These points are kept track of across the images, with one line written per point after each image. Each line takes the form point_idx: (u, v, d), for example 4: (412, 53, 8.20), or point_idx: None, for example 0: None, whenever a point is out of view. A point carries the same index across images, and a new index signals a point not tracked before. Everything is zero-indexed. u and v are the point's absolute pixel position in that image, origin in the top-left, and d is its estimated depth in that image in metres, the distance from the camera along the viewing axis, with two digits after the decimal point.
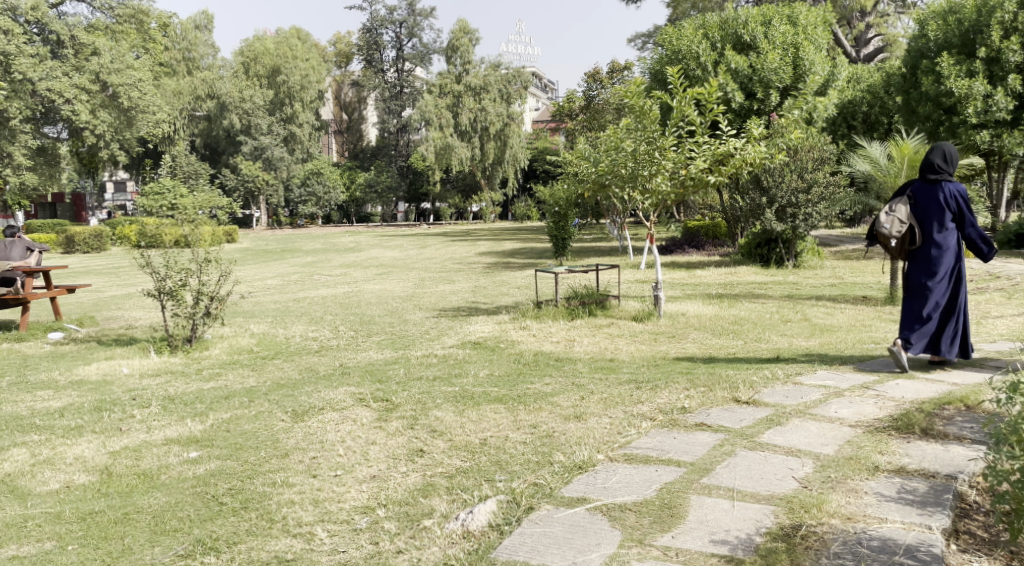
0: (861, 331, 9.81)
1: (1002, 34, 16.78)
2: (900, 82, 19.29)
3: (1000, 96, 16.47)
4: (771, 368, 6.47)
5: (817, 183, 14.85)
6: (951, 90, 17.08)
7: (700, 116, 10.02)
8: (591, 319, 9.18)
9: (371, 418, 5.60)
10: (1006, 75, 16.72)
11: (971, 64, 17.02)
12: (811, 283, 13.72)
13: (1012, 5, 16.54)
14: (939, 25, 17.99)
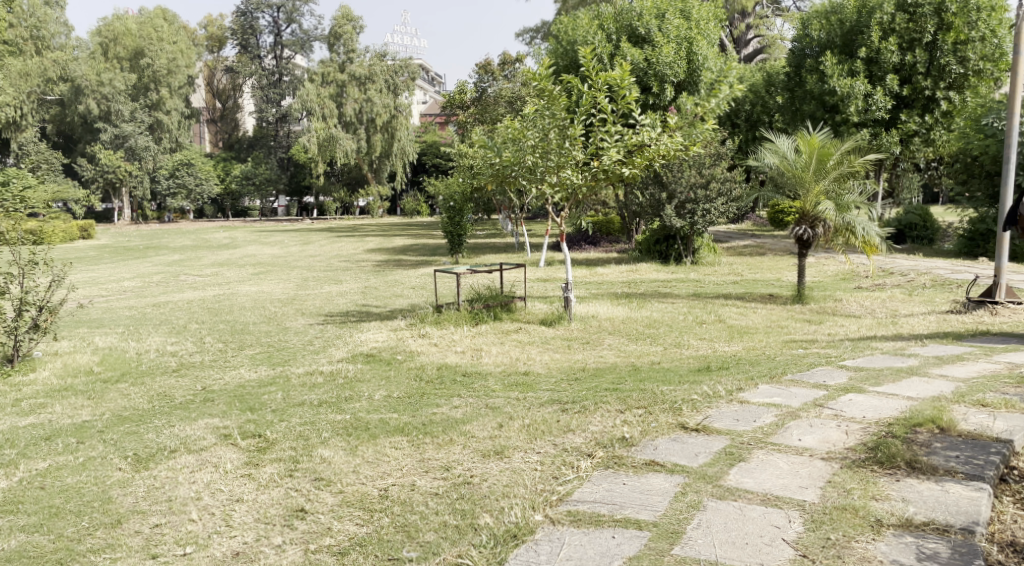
0: (779, 332, 9.26)
1: (881, 35, 17.91)
2: (786, 82, 20.89)
3: (878, 95, 17.66)
4: (710, 384, 5.93)
5: (715, 178, 14.37)
6: (835, 88, 18.09)
7: (611, 103, 9.17)
8: (496, 324, 8.31)
9: (237, 462, 4.71)
10: (884, 75, 17.93)
11: (852, 65, 18.15)
12: (714, 280, 13.17)
13: (889, 7, 17.76)
14: (823, 24, 19.36)
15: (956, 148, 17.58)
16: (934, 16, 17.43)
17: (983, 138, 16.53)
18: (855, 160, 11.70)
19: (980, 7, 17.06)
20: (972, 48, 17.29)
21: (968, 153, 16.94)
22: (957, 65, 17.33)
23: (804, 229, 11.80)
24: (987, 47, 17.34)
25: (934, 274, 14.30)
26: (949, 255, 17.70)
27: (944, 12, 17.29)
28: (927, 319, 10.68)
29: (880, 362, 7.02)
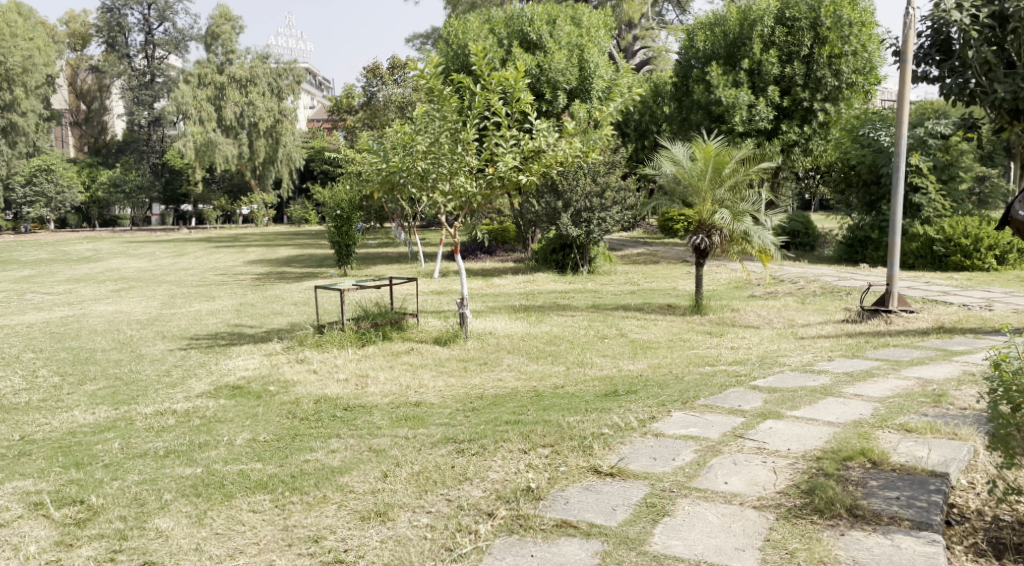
0: (683, 345, 8.77)
1: (762, 47, 18.85)
2: (672, 91, 21.54)
3: (762, 107, 18.55)
4: (618, 414, 5.35)
5: (609, 187, 13.98)
6: (720, 98, 18.93)
7: (504, 106, 8.56)
8: (385, 345, 7.59)
9: (48, 541, 3.91)
10: (765, 87, 18.83)
11: (735, 76, 19.02)
12: (610, 290, 12.63)
13: (770, 20, 18.66)
14: (708, 36, 20.16)
15: (833, 157, 18.77)
16: (810, 30, 18.39)
17: (860, 149, 17.60)
18: (749, 166, 11.41)
19: (852, 22, 18.02)
20: (846, 61, 18.21)
21: (845, 161, 18.09)
22: (833, 78, 18.26)
23: (700, 238, 11.39)
24: (860, 61, 18.29)
25: (823, 281, 14.23)
26: (829, 261, 18.61)
27: (819, 27, 18.17)
28: (824, 328, 10.41)
29: (793, 382, 6.51)
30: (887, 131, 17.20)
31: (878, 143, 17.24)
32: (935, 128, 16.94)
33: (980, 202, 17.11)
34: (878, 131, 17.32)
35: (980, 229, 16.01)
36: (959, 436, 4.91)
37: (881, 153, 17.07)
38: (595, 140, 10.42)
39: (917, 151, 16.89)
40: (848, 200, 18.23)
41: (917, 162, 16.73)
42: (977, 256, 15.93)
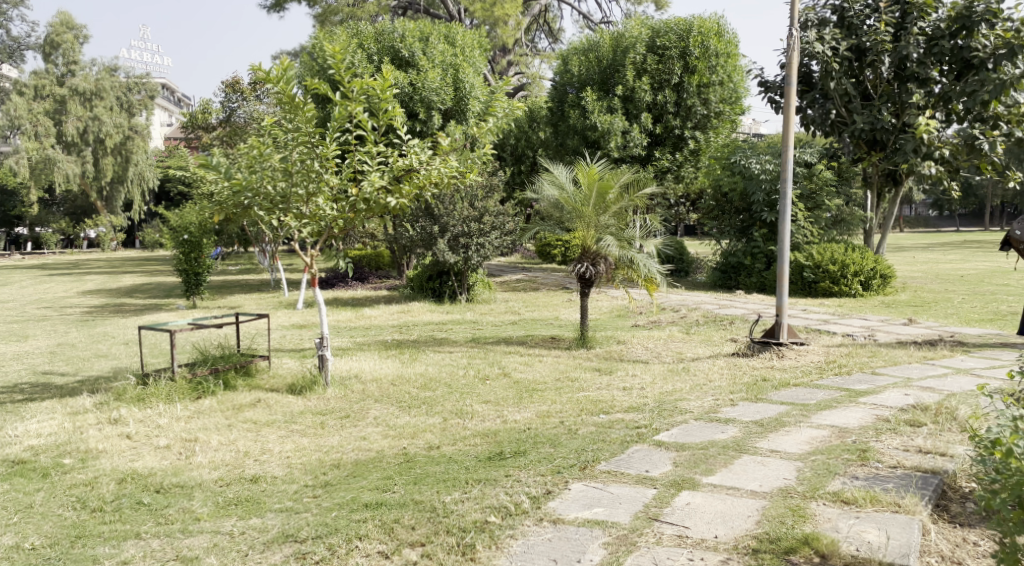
0: (573, 387, 7.77)
1: (635, 73, 18.54)
2: (547, 116, 20.83)
3: (635, 133, 18.16)
4: (502, 495, 4.43)
5: (487, 212, 13.09)
6: (595, 124, 18.36)
7: (370, 118, 7.52)
8: (225, 397, 6.36)
9: None
10: (639, 113, 18.52)
11: (609, 102, 18.55)
12: (491, 320, 11.56)
13: (642, 47, 18.44)
14: (582, 61, 19.65)
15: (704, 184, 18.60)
16: (680, 59, 18.36)
17: (731, 176, 17.32)
18: (634, 190, 10.55)
19: (718, 53, 18.24)
20: (714, 91, 18.40)
21: (715, 188, 17.88)
22: (702, 106, 18.41)
23: (585, 266, 10.47)
24: (726, 91, 18.53)
25: (705, 310, 13.69)
26: (704, 286, 18.28)
27: (688, 56, 18.27)
28: (716, 363, 9.59)
29: (700, 435, 5.72)
30: (757, 159, 16.91)
31: (748, 170, 16.93)
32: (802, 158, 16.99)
33: (842, 226, 17.49)
34: (748, 159, 17.01)
35: (847, 256, 16.34)
36: (904, 509, 4.37)
37: (751, 180, 16.85)
38: (465, 156, 9.44)
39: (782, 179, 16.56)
40: (720, 227, 17.92)
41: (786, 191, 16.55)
42: (844, 281, 16.22)
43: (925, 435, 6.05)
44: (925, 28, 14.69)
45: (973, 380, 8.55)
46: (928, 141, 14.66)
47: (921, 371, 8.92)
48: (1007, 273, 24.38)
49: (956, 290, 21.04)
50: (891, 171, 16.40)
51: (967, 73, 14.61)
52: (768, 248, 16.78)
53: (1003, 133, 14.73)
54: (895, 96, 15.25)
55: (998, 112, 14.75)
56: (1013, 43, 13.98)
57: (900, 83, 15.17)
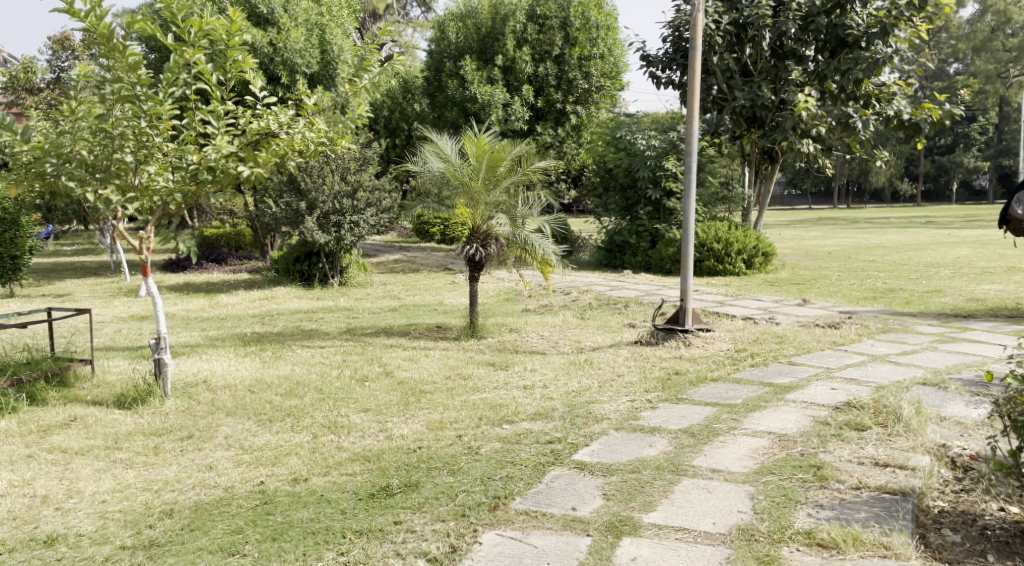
0: (465, 388, 6.68)
1: (515, 43, 17.49)
2: (423, 85, 19.50)
3: (517, 106, 17.18)
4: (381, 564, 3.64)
5: (362, 187, 11.84)
6: (474, 95, 17.26)
7: (214, 69, 6.19)
8: (27, 417, 5.12)
9: None
10: (520, 86, 17.56)
11: (489, 72, 17.46)
12: (367, 307, 10.33)
13: (523, 15, 17.41)
14: (459, 28, 18.36)
15: (586, 161, 17.84)
16: (560, 30, 17.55)
17: (616, 152, 16.70)
18: (527, 164, 9.38)
19: (599, 25, 17.57)
20: (595, 64, 17.72)
21: (597, 163, 17.05)
22: (583, 80, 17.69)
23: (475, 248, 9.23)
24: (606, 65, 17.90)
25: (596, 291, 12.84)
26: (587, 265, 17.53)
27: (569, 27, 17.46)
28: (620, 352, 8.61)
29: (626, 452, 4.82)
30: (642, 134, 16.39)
31: (633, 146, 16.40)
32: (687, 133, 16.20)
33: (723, 204, 17.17)
34: (633, 134, 16.52)
35: (731, 233, 16.11)
36: (892, 551, 3.71)
37: (636, 157, 16.24)
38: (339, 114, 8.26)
39: (670, 155, 15.96)
40: (603, 203, 17.07)
41: (670, 165, 15.81)
42: (727, 259, 16.00)
43: (874, 442, 5.29)
44: (801, 4, 14.33)
45: (895, 369, 7.92)
46: (807, 118, 14.36)
47: (839, 359, 8.24)
48: (870, 249, 24.80)
49: (831, 266, 21.07)
50: (770, 148, 15.89)
51: (840, 51, 14.26)
52: (653, 226, 16.12)
53: (875, 111, 14.58)
54: (773, 72, 15.07)
55: (870, 91, 14.56)
56: (885, 21, 13.65)
57: (778, 60, 15.03)
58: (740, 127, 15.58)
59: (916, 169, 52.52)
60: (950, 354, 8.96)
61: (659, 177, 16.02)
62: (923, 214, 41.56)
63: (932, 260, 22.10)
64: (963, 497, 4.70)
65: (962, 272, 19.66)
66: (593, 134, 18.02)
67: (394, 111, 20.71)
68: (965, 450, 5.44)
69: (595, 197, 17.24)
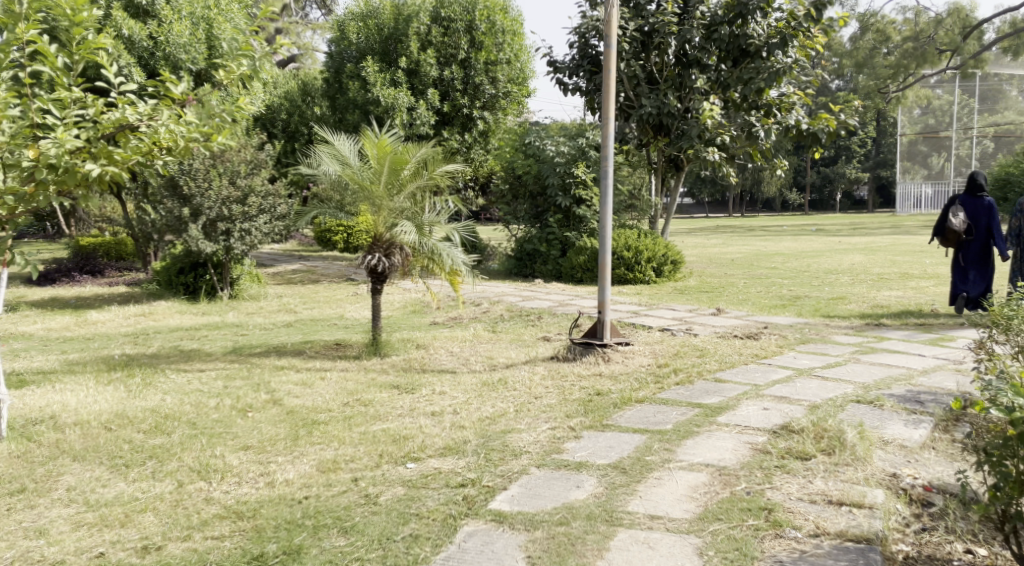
0: (366, 416, 5.89)
1: (419, 45, 16.80)
2: (323, 88, 18.49)
3: (422, 109, 16.44)
4: None
5: (253, 192, 10.89)
6: (377, 98, 16.40)
7: (56, 52, 5.37)
8: None
9: None
10: (425, 89, 16.82)
11: (392, 74, 16.65)
12: (258, 323, 9.40)
13: (426, 17, 16.71)
14: (360, 28, 17.35)
15: (493, 167, 17.23)
16: (465, 34, 16.92)
17: (525, 158, 16.08)
18: (433, 167, 8.62)
19: (505, 30, 17.10)
20: (501, 70, 17.20)
21: (505, 168, 16.40)
22: (489, 85, 17.11)
23: (376, 259, 8.43)
24: (513, 71, 17.42)
25: (508, 302, 12.13)
26: (496, 275, 16.86)
27: (474, 31, 16.87)
28: (536, 370, 7.90)
29: (552, 497, 4.21)
30: (551, 141, 15.82)
31: (542, 152, 15.82)
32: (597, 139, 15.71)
33: (632, 211, 16.75)
34: (543, 139, 15.92)
35: (640, 241, 15.76)
36: None
37: (546, 163, 15.67)
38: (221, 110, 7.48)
39: (579, 162, 15.49)
40: (511, 211, 16.44)
41: (579, 172, 15.36)
42: (638, 267, 15.59)
43: (824, 474, 4.76)
44: (703, 14, 14.01)
45: (825, 384, 7.41)
46: (713, 127, 14.23)
47: (766, 374, 7.71)
48: (771, 256, 24.92)
49: (737, 274, 20.94)
50: (675, 156, 15.55)
51: (742, 61, 14.21)
52: (564, 234, 15.57)
53: (777, 121, 14.51)
54: (679, 80, 14.57)
55: (770, 100, 14.48)
56: (786, 31, 13.74)
57: (684, 68, 14.52)
58: (647, 134, 15.20)
59: (806, 179, 53.96)
60: (875, 366, 8.52)
61: (568, 184, 15.52)
62: (814, 222, 42.69)
63: (831, 267, 22.24)
64: (926, 539, 4.24)
65: (862, 279, 19.78)
66: (501, 140, 17.37)
67: (292, 114, 19.60)
68: (917, 478, 4.95)
69: (503, 205, 16.56)
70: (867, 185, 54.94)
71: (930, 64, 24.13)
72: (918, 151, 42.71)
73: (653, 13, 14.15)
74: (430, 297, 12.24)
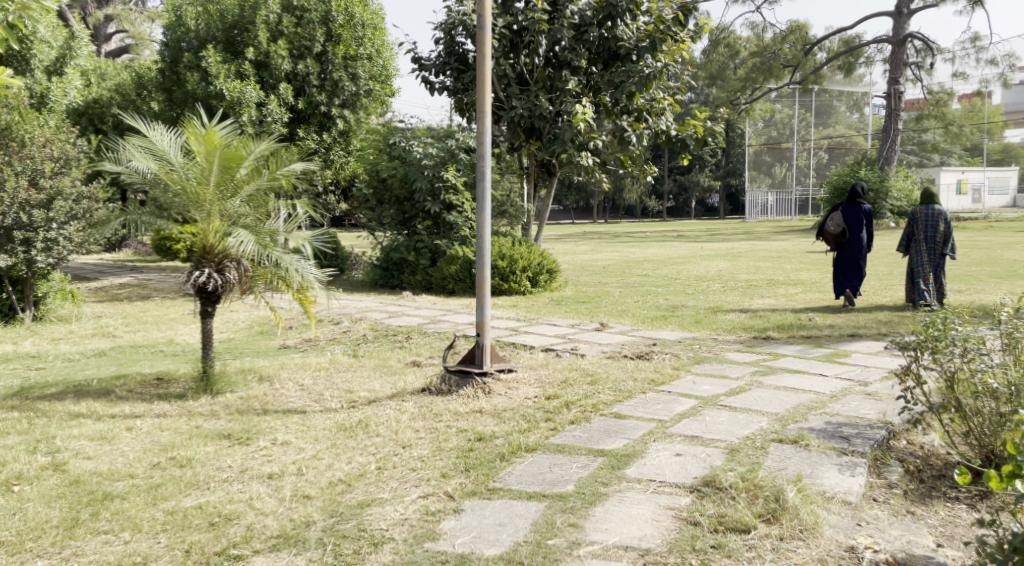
0: (178, 483, 4.74)
1: (269, 35, 15.22)
2: (157, 80, 16.56)
3: (274, 106, 14.89)
4: None
5: (61, 194, 9.30)
6: (221, 91, 14.72)
7: None
8: None
9: None
10: (276, 83, 15.32)
11: (238, 65, 15.03)
12: (62, 352, 7.84)
13: (275, 4, 15.17)
14: (199, 14, 15.70)
15: (355, 170, 15.92)
16: (321, 26, 15.59)
17: (389, 160, 14.75)
18: (277, 164, 7.27)
19: (365, 23, 15.84)
20: (361, 65, 15.97)
21: (367, 171, 15.03)
22: (350, 82, 15.87)
23: (207, 274, 6.99)
24: (374, 67, 16.22)
25: (370, 319, 10.81)
26: (359, 286, 15.46)
27: (331, 23, 15.55)
28: (403, 407, 6.64)
29: None
30: (417, 141, 14.58)
31: (408, 154, 14.53)
32: (467, 142, 14.65)
33: (503, 218, 15.70)
34: (409, 140, 14.65)
35: (514, 250, 14.74)
36: None
37: (412, 166, 14.40)
38: None
39: (448, 164, 14.34)
40: (375, 217, 15.10)
41: (449, 176, 14.19)
42: (513, 278, 14.53)
43: (770, 558, 4.03)
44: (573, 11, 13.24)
45: (736, 417, 6.42)
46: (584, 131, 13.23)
47: (668, 408, 6.60)
48: (639, 263, 24.44)
49: (609, 281, 20.28)
50: (547, 162, 14.61)
51: (612, 63, 13.39)
52: (433, 242, 14.36)
53: (648, 126, 13.68)
54: (549, 83, 13.69)
55: (642, 104, 13.46)
56: (654, 35, 13.02)
57: (554, 69, 13.65)
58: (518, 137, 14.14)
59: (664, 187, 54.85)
60: (783, 392, 7.46)
61: (437, 188, 14.31)
62: (675, 228, 43.18)
63: (699, 273, 21.91)
64: None
65: (731, 285, 19.41)
66: (363, 142, 16.12)
67: (122, 108, 17.54)
68: (878, 552, 4.13)
69: (367, 210, 15.21)
70: (719, 192, 56.37)
71: (774, 77, 28.73)
72: (762, 162, 43.47)
73: (522, 9, 13.22)
74: (280, 314, 10.80)
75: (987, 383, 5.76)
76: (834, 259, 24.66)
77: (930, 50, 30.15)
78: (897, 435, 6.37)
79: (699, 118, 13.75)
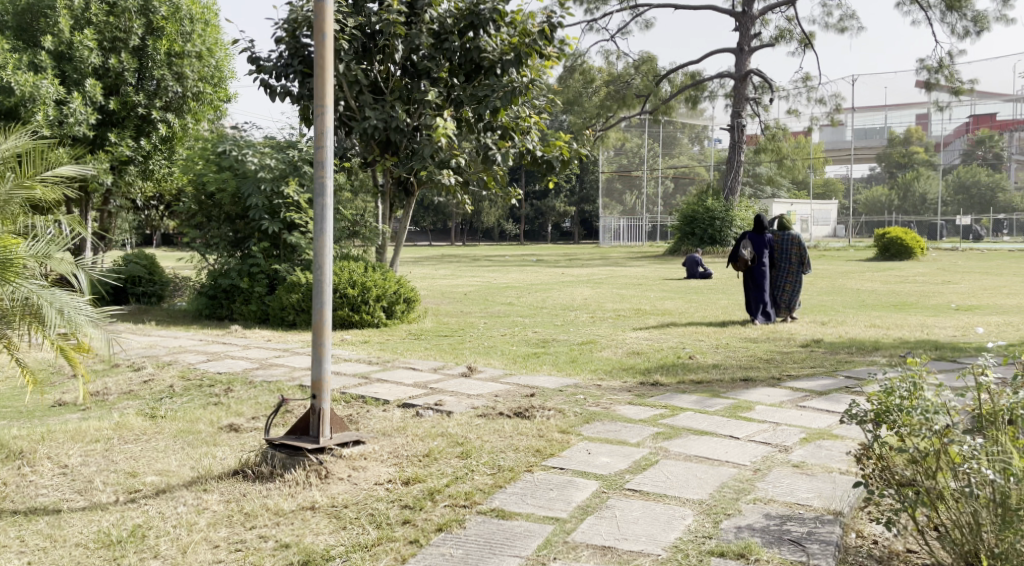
0: None
1: (71, 23, 13.27)
2: None
3: (78, 104, 12.85)
4: None
5: None
6: (8, 86, 12.43)
7: None
8: None
9: None
10: (81, 79, 13.25)
11: (34, 57, 12.88)
12: None
13: None
14: None
15: (181, 181, 13.85)
16: (140, 16, 13.84)
17: (217, 171, 12.73)
18: (27, 168, 5.76)
19: (193, 17, 14.39)
20: (189, 64, 14.43)
21: (193, 184, 12.94)
22: (174, 82, 14.25)
23: None
24: (205, 67, 14.76)
25: (183, 364, 8.92)
26: (178, 316, 13.38)
27: (152, 14, 13.88)
28: (199, 515, 5.03)
29: None
30: (252, 150, 12.59)
31: (241, 164, 12.53)
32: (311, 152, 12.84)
33: (355, 239, 13.60)
34: (241, 148, 12.67)
35: (367, 276, 12.93)
36: None
37: (246, 179, 12.45)
38: None
39: (290, 178, 12.47)
40: (203, 237, 12.97)
41: (289, 191, 12.38)
42: (365, 308, 12.74)
43: None
44: (433, 16, 11.72)
45: (651, 510, 4.98)
46: (446, 146, 11.74)
47: (560, 496, 5.17)
48: (501, 289, 23.25)
49: (472, 309, 18.81)
50: (404, 178, 12.96)
51: (476, 76, 11.87)
52: (270, 266, 12.43)
53: (515, 144, 12.12)
54: (407, 93, 12.05)
55: (506, 122, 11.99)
56: (520, 48, 11.50)
57: (412, 79, 12.06)
58: (371, 151, 12.42)
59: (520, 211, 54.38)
60: (694, 462, 6.02)
61: (276, 206, 12.49)
62: (533, 252, 42.24)
63: (564, 302, 20.70)
64: None
65: (599, 315, 18.21)
66: (185, 149, 14.22)
67: None
68: None
69: (190, 227, 13.11)
70: (575, 217, 56.44)
71: (627, 106, 28.46)
72: (614, 189, 42.77)
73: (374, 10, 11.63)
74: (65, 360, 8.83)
75: (977, 471, 4.35)
76: (695, 287, 24.10)
77: (768, 87, 30.69)
78: (847, 527, 5.03)
79: (565, 138, 12.27)
